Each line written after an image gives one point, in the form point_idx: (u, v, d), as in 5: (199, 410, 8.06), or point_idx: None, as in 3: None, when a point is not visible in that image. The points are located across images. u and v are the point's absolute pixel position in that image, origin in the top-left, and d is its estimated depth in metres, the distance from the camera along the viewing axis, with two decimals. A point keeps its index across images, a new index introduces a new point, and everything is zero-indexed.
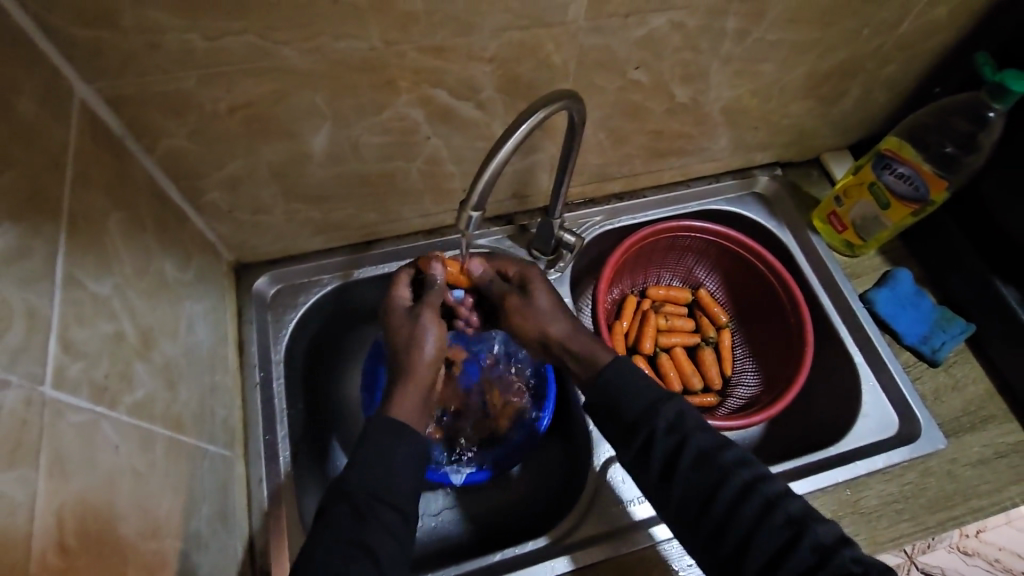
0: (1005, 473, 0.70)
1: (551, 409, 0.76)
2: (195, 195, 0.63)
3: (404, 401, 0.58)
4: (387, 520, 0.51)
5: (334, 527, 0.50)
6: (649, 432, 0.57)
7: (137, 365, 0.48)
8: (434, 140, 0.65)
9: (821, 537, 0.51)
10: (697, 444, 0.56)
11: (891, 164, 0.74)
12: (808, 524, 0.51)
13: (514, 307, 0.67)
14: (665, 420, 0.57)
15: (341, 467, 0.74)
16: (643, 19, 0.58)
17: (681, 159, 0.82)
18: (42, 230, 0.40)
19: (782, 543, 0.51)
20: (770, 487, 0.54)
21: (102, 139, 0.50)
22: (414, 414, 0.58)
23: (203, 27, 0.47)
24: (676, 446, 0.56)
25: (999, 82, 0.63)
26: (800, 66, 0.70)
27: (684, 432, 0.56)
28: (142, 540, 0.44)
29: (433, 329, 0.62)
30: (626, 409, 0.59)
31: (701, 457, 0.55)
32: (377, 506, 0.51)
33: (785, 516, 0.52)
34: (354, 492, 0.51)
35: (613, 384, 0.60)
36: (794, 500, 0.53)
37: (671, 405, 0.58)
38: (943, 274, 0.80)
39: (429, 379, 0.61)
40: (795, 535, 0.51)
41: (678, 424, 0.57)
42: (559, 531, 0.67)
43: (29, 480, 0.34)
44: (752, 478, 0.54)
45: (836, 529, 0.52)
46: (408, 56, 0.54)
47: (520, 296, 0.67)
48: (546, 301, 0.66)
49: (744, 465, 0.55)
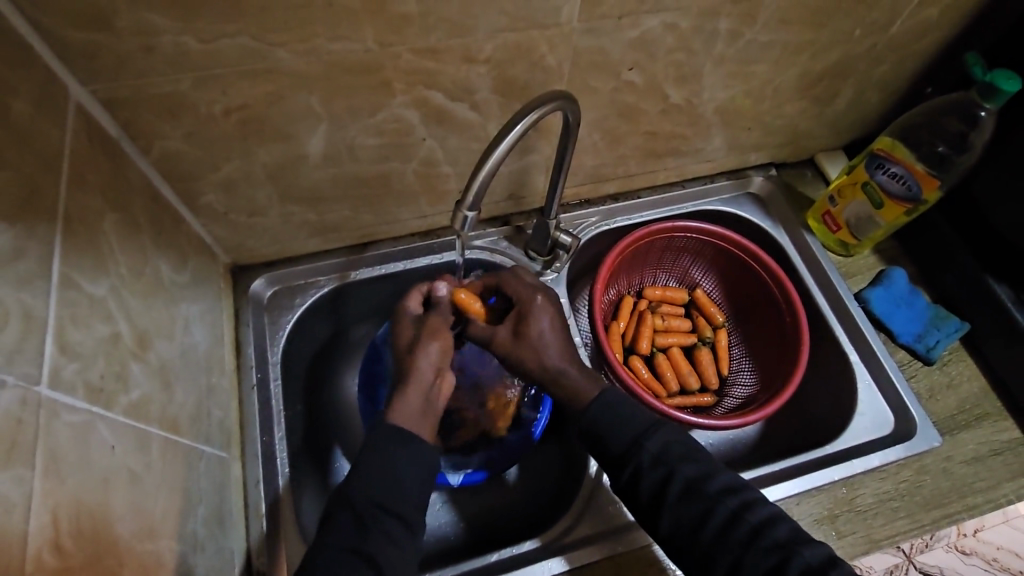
0: (999, 470, 0.71)
1: (547, 416, 0.77)
2: (190, 197, 0.63)
3: (405, 405, 0.57)
4: (393, 531, 0.52)
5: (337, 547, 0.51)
6: (635, 469, 0.58)
7: (133, 365, 0.49)
8: (429, 141, 0.65)
9: (809, 560, 0.51)
10: (683, 476, 0.56)
11: (884, 164, 0.74)
12: (795, 549, 0.52)
13: (506, 345, 0.65)
14: (651, 451, 0.58)
15: (344, 471, 0.73)
16: (636, 21, 0.58)
17: (676, 160, 0.82)
18: (37, 231, 0.40)
19: (770, 567, 0.52)
20: (755, 513, 0.54)
21: (97, 139, 0.50)
22: (415, 416, 0.57)
23: (197, 29, 0.47)
24: (663, 480, 0.57)
25: (990, 82, 0.64)
26: (794, 66, 0.71)
27: (670, 464, 0.57)
28: (139, 541, 0.44)
29: (437, 339, 0.61)
30: (619, 434, 0.59)
31: (689, 488, 0.56)
32: (377, 514, 0.52)
33: (771, 541, 0.53)
34: (349, 508, 0.52)
35: (604, 409, 0.60)
36: (779, 525, 0.54)
37: (657, 436, 0.59)
38: (937, 273, 0.81)
39: (432, 381, 0.60)
40: (783, 560, 0.51)
41: (664, 455, 0.58)
42: (554, 531, 0.67)
43: (24, 479, 0.34)
44: (740, 505, 0.55)
45: (822, 551, 0.52)
46: (402, 58, 0.55)
47: (522, 333, 0.64)
48: (543, 331, 0.64)
49: (731, 492, 0.56)
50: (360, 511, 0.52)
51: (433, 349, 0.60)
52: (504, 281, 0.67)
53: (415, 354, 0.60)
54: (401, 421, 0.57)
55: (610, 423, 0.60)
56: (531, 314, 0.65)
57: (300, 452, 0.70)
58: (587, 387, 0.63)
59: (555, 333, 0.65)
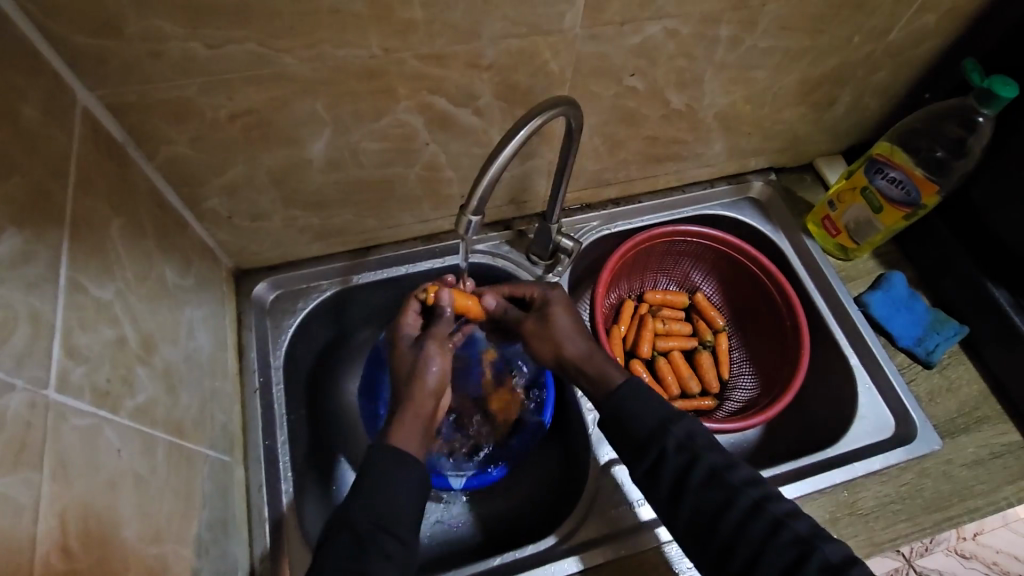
0: (999, 473, 0.71)
1: (550, 409, 0.77)
2: (195, 202, 0.63)
3: (407, 431, 0.58)
4: (389, 549, 0.52)
5: (337, 555, 0.51)
6: (660, 451, 0.58)
7: (138, 369, 0.49)
8: (432, 146, 0.66)
9: (828, 556, 0.51)
10: (707, 464, 0.56)
11: (883, 169, 0.75)
12: (814, 545, 0.52)
13: (531, 331, 0.68)
14: (676, 437, 0.58)
15: (348, 484, 0.74)
16: (638, 27, 0.59)
17: (677, 165, 0.83)
18: (46, 235, 0.40)
19: (787, 563, 0.52)
20: (776, 506, 0.55)
21: (104, 145, 0.51)
22: (416, 440, 0.58)
23: (205, 35, 0.47)
24: (686, 465, 0.57)
25: (988, 88, 0.65)
26: (793, 72, 0.71)
27: (695, 450, 0.57)
28: (144, 545, 0.44)
29: (437, 358, 0.62)
30: (641, 421, 0.59)
31: (712, 475, 0.56)
32: (381, 536, 0.52)
33: (792, 535, 0.53)
34: (357, 520, 0.52)
35: (624, 398, 0.60)
36: (800, 520, 0.54)
37: (682, 424, 0.59)
38: (935, 278, 0.82)
39: (432, 407, 0.61)
40: (802, 553, 0.52)
41: (689, 442, 0.58)
42: (569, 527, 0.67)
43: (33, 483, 0.34)
44: (761, 497, 0.55)
45: (841, 549, 0.52)
46: (408, 64, 0.55)
47: (539, 320, 0.68)
48: (564, 323, 0.67)
49: (753, 485, 0.56)
50: (366, 525, 0.52)
51: (435, 372, 0.61)
52: (515, 287, 0.72)
53: (415, 376, 0.61)
54: (403, 443, 0.57)
55: (633, 410, 0.60)
56: (551, 306, 0.68)
57: (302, 460, 0.70)
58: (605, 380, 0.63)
59: (575, 324, 0.67)
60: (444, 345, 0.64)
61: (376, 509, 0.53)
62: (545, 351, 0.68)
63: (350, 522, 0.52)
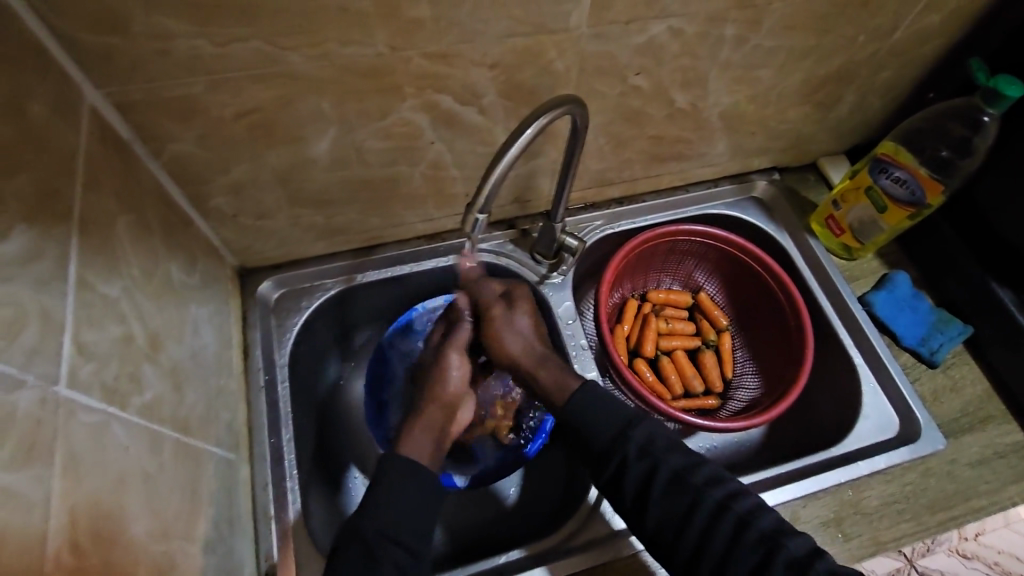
0: (1004, 473, 0.71)
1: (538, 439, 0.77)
2: (200, 201, 0.63)
3: (414, 442, 0.63)
4: (399, 561, 0.55)
5: (350, 562, 0.54)
6: (621, 458, 0.60)
7: (146, 366, 0.49)
8: (437, 145, 0.66)
9: (794, 551, 0.54)
10: (669, 467, 0.59)
11: (887, 168, 0.75)
12: (780, 542, 0.55)
13: (495, 318, 0.71)
14: (636, 443, 0.61)
15: (361, 490, 0.74)
16: (643, 27, 0.59)
17: (681, 164, 0.83)
18: (54, 233, 0.40)
19: (756, 562, 0.55)
20: (740, 504, 0.57)
21: (111, 143, 0.51)
22: (424, 449, 0.63)
23: (212, 34, 0.47)
24: (647, 473, 0.59)
25: (993, 87, 0.65)
26: (798, 72, 0.72)
27: (655, 457, 0.60)
28: (153, 542, 0.44)
29: (458, 367, 0.69)
30: (599, 431, 0.62)
31: (674, 478, 0.59)
32: (389, 546, 0.55)
33: (758, 533, 0.56)
34: (367, 531, 0.55)
35: (582, 402, 0.64)
36: (762, 516, 0.57)
37: (640, 428, 0.62)
38: (941, 280, 0.82)
39: (442, 421, 0.66)
40: (767, 553, 0.54)
41: (649, 447, 0.60)
42: (551, 540, 0.67)
43: (44, 480, 0.35)
44: (724, 496, 0.58)
45: (806, 543, 0.55)
46: (413, 62, 0.55)
47: (504, 309, 0.71)
48: (526, 321, 0.71)
49: (714, 484, 0.59)
50: (371, 543, 0.55)
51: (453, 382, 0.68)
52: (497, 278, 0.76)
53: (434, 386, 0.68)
54: (411, 453, 0.62)
55: (593, 421, 0.63)
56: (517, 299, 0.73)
57: (307, 461, 0.70)
58: (569, 380, 0.67)
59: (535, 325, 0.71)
60: (461, 359, 0.69)
61: (388, 523, 0.56)
62: (501, 353, 0.71)
63: (347, 544, 0.55)
